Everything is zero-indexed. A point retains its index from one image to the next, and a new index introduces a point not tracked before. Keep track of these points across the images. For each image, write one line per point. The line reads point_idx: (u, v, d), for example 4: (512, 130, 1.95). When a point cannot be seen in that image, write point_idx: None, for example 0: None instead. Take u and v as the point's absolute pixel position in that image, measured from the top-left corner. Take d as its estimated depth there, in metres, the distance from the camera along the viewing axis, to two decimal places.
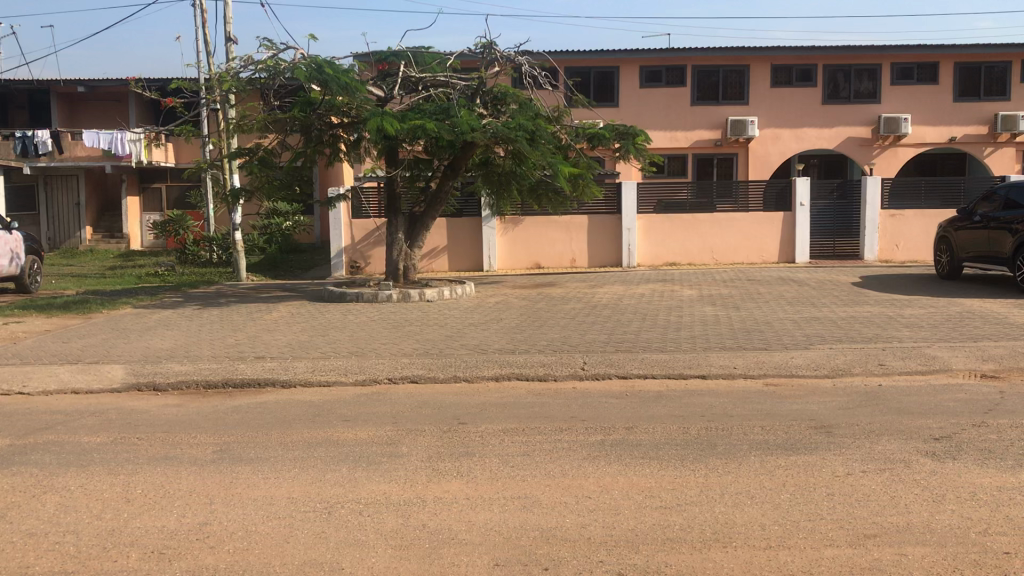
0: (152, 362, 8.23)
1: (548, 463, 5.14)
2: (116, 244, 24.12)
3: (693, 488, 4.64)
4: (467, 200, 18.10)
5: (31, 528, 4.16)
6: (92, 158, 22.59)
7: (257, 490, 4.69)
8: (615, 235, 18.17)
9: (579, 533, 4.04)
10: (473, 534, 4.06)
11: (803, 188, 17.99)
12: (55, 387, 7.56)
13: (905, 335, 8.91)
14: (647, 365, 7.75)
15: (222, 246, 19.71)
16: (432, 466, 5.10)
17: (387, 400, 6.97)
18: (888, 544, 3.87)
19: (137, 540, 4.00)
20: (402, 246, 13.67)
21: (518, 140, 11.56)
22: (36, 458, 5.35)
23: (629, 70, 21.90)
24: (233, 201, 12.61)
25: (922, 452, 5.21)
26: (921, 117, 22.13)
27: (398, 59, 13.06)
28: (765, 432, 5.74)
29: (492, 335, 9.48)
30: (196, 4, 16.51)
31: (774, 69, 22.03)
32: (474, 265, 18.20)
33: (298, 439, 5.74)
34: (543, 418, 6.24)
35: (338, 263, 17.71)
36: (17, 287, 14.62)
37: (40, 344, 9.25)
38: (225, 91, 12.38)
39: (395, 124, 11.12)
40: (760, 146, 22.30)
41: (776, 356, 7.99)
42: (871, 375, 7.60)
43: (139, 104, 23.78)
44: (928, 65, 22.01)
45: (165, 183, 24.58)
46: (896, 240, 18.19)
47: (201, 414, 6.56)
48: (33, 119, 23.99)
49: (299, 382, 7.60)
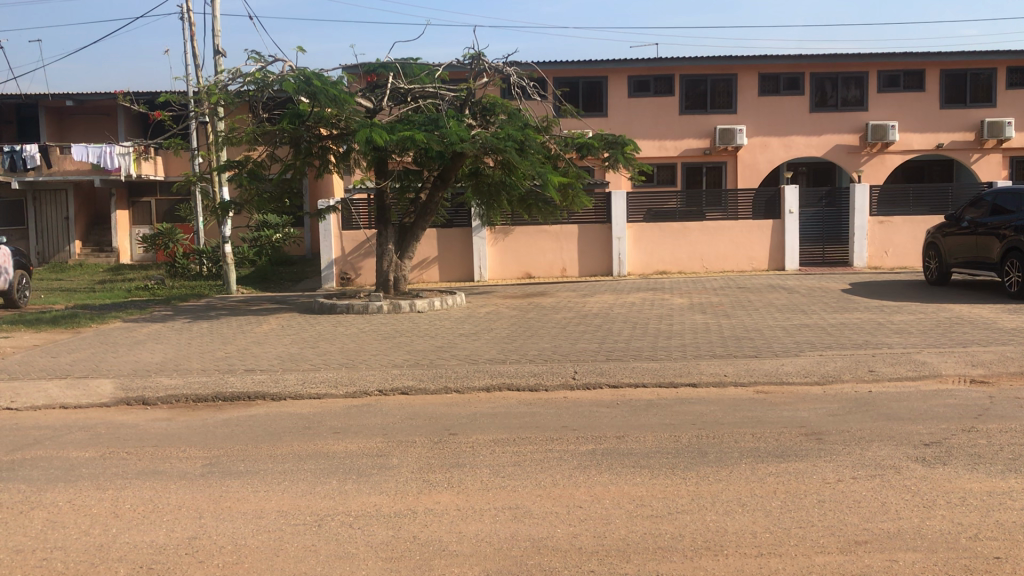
0: (140, 376, 8.20)
1: (538, 473, 5.14)
2: (105, 259, 24.10)
3: (682, 497, 4.63)
4: (457, 210, 18.12)
5: (18, 544, 4.13)
6: (81, 173, 22.57)
7: (247, 504, 4.67)
8: (605, 244, 18.18)
9: (569, 543, 4.04)
10: (463, 546, 4.04)
11: (792, 196, 18.04)
12: (43, 403, 7.50)
13: (895, 341, 8.93)
14: (639, 375, 7.74)
15: (212, 258, 19.69)
16: (424, 477, 5.09)
17: (377, 412, 6.94)
18: (878, 551, 3.87)
19: (124, 556, 3.98)
20: (393, 257, 13.62)
21: (506, 149, 11.59)
22: (23, 474, 5.32)
23: (617, 80, 21.96)
24: (223, 214, 12.50)
25: (913, 457, 5.23)
26: (908, 125, 22.24)
27: (386, 70, 13.08)
28: (756, 439, 5.75)
29: (481, 345, 9.48)
30: (184, 18, 16.50)
31: (762, 78, 22.13)
32: (465, 275, 18.19)
33: (288, 452, 5.73)
34: (534, 428, 6.23)
35: (328, 275, 17.66)
36: (6, 301, 14.52)
37: (29, 359, 9.22)
38: (213, 104, 12.28)
39: (384, 135, 11.16)
40: (749, 153, 22.38)
41: (766, 363, 8.01)
42: (860, 381, 7.61)
43: (128, 117, 23.81)
44: (915, 72, 22.13)
45: (154, 197, 24.57)
46: (885, 246, 18.27)
47: (189, 428, 6.52)
48: (21, 134, 24.04)
49: (289, 395, 7.57)
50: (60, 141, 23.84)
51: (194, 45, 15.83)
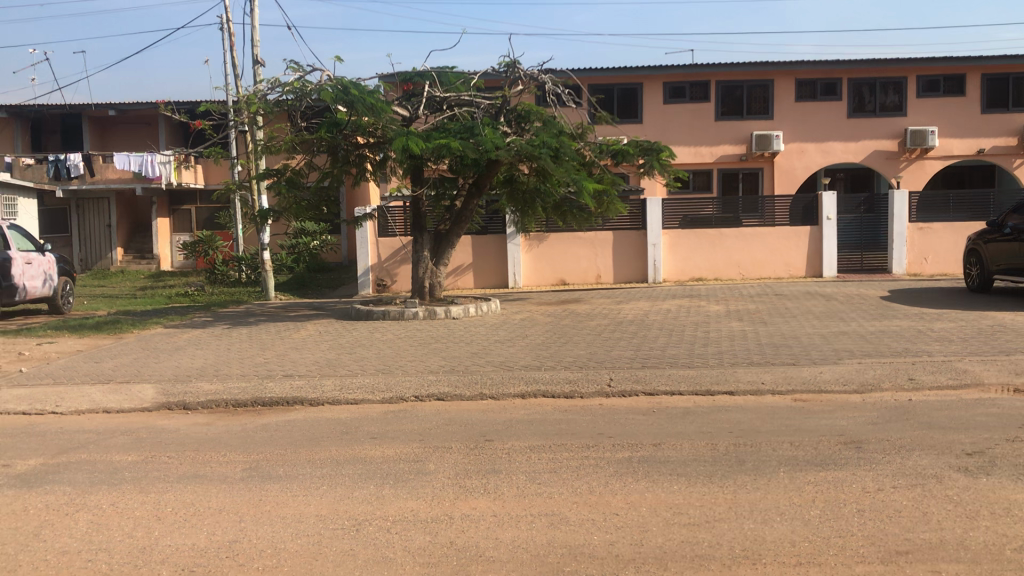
0: (181, 381, 8.32)
1: (574, 479, 5.15)
2: (146, 265, 24.47)
3: (720, 505, 4.61)
4: (492, 217, 18.18)
5: (66, 545, 4.22)
6: (123, 181, 22.98)
7: (286, 508, 4.73)
8: (641, 251, 18.15)
9: (606, 550, 4.04)
10: (501, 552, 4.06)
11: (830, 202, 17.86)
12: (87, 407, 7.64)
13: (935, 349, 8.81)
14: (675, 383, 7.70)
15: (251, 265, 19.97)
16: (460, 483, 5.11)
17: (413, 417, 6.99)
18: (921, 562, 3.82)
19: (168, 558, 4.05)
20: (427, 264, 13.69)
21: (542, 157, 11.62)
22: (68, 477, 5.44)
23: (653, 86, 21.90)
24: (262, 222, 12.65)
25: (954, 467, 5.16)
26: (949, 130, 21.96)
27: (422, 79, 13.15)
28: (794, 448, 5.70)
29: (517, 351, 9.51)
30: (224, 29, 16.76)
31: (799, 84, 21.98)
32: (500, 282, 18.24)
33: (327, 456, 5.79)
34: (570, 435, 6.23)
35: (365, 281, 17.79)
36: (50, 307, 14.79)
37: (73, 364, 9.40)
38: (252, 113, 12.42)
39: (420, 143, 11.24)
40: (785, 159, 22.22)
41: (804, 371, 7.94)
42: (900, 390, 7.51)
43: (169, 126, 24.21)
44: (955, 77, 21.86)
45: (195, 205, 24.93)
46: (925, 253, 18.04)
47: (230, 433, 6.61)
48: (66, 143, 24.56)
49: (326, 400, 7.63)
50: (103, 150, 24.27)
51: (233, 55, 16.05)
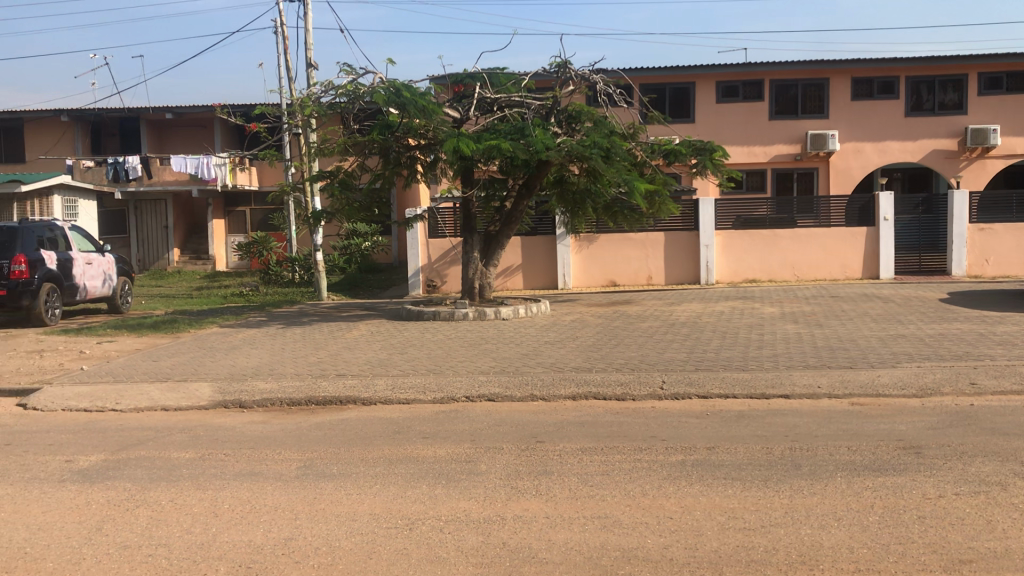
0: (237, 380, 8.45)
1: (627, 482, 5.11)
2: (202, 266, 24.89)
3: (777, 509, 4.54)
4: (541, 218, 18.16)
5: (126, 540, 4.30)
6: (180, 183, 23.41)
7: (340, 506, 4.76)
8: (692, 252, 17.98)
9: (660, 554, 4.00)
10: (553, 553, 4.05)
11: (887, 202, 17.52)
12: (146, 405, 7.79)
13: (998, 353, 8.58)
14: (729, 386, 7.60)
15: (304, 265, 20.22)
16: (512, 484, 5.11)
17: (465, 417, 7.00)
18: (985, 571, 3.72)
19: (225, 554, 4.10)
20: (478, 265, 13.71)
21: (592, 157, 11.56)
22: (129, 472, 5.55)
23: (705, 85, 21.68)
24: (315, 223, 12.78)
25: (1020, 474, 5.01)
26: (1011, 128, 21.41)
27: (474, 80, 13.17)
28: (852, 452, 5.60)
29: (568, 353, 9.48)
30: (278, 33, 16.97)
31: (855, 82, 21.60)
32: (549, 283, 18.22)
33: (379, 456, 5.82)
34: (621, 437, 6.19)
35: (415, 282, 17.89)
36: (110, 307, 15.11)
37: (132, 362, 9.59)
38: (306, 115, 12.56)
39: (471, 144, 11.27)
40: (840, 159, 21.86)
41: (861, 375, 7.80)
42: (961, 395, 7.33)
43: (224, 129, 24.63)
44: (1018, 74, 21.30)
45: (249, 206, 25.31)
46: (986, 254, 17.60)
47: (284, 431, 6.69)
48: (124, 145, 25.09)
49: (379, 400, 7.68)
50: (160, 153, 24.78)
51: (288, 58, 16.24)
